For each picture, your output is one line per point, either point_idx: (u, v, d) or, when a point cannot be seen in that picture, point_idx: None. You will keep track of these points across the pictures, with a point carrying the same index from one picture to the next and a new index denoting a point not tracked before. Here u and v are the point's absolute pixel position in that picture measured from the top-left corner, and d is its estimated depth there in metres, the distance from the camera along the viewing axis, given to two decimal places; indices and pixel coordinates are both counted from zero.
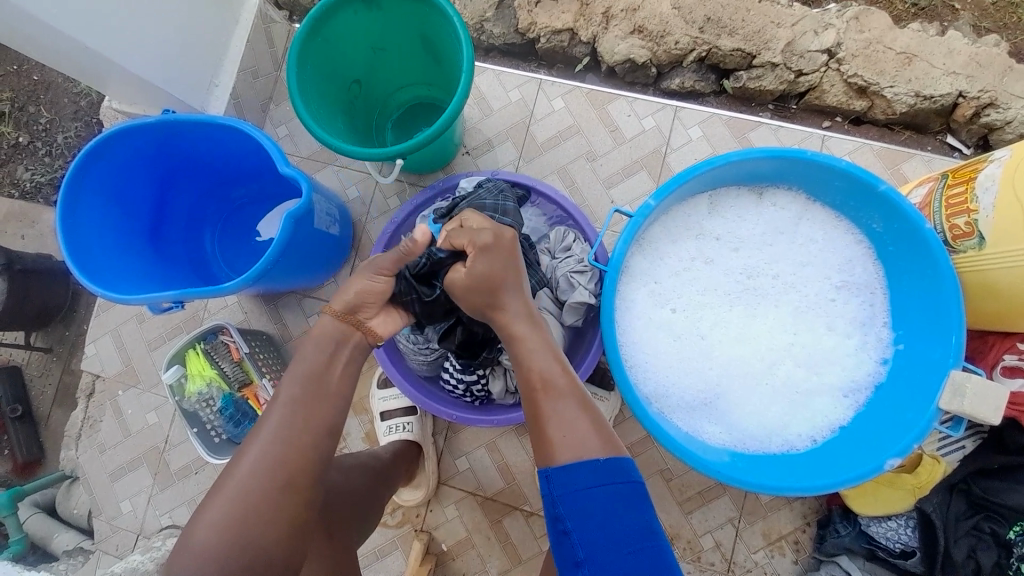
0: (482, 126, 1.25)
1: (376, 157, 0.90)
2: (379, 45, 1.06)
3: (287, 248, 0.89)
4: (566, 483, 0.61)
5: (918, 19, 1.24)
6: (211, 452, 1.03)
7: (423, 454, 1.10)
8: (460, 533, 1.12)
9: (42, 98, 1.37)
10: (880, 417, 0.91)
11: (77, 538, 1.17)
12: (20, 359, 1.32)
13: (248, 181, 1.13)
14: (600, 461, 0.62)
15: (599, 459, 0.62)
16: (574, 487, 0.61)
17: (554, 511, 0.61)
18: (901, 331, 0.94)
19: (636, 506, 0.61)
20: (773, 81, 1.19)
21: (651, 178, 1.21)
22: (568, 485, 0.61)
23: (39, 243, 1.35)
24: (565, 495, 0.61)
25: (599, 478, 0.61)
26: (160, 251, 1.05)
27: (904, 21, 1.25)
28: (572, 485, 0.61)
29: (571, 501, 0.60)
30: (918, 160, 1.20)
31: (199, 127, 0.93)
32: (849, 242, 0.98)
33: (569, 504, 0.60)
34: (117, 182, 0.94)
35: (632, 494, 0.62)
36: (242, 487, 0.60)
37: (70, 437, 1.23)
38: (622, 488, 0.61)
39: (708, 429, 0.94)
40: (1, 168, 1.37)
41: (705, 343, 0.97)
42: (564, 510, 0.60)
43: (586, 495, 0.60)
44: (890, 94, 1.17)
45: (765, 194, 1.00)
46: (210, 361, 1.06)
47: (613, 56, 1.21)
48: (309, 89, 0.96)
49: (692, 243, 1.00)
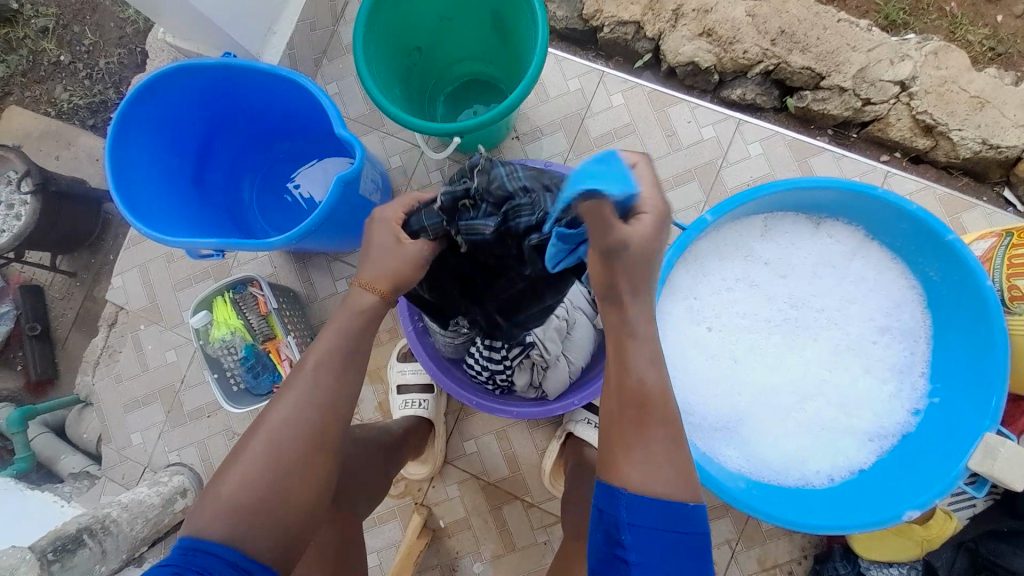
0: (535, 112, 1.21)
1: (436, 131, 0.88)
2: (449, 15, 1.03)
3: (334, 210, 0.88)
4: (639, 516, 0.56)
5: (994, 64, 1.19)
6: (229, 400, 1.03)
7: (434, 432, 1.10)
8: (459, 513, 1.13)
9: (88, 19, 1.35)
10: (901, 466, 0.90)
11: (84, 462, 1.21)
12: (43, 280, 1.32)
13: (296, 134, 1.10)
14: (665, 498, 0.57)
15: (681, 503, 0.57)
16: (645, 522, 0.56)
17: (616, 536, 0.57)
18: (938, 385, 0.91)
19: (698, 557, 0.57)
20: (838, 106, 1.15)
21: (701, 190, 1.16)
22: (640, 517, 0.56)
23: (72, 165, 1.33)
24: (633, 524, 0.56)
25: (674, 523, 0.56)
26: (201, 193, 1.03)
27: (980, 64, 1.19)
28: (644, 517, 0.56)
29: (640, 536, 0.56)
30: (978, 212, 1.15)
31: (258, 74, 0.90)
32: (899, 287, 0.95)
33: (637, 536, 0.56)
34: (169, 119, 0.92)
35: (696, 547, 0.57)
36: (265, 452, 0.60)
37: (87, 363, 1.24)
38: (691, 536, 0.57)
39: (726, 453, 0.93)
40: (41, 85, 1.36)
41: (737, 368, 0.95)
42: (628, 539, 0.56)
43: (657, 534, 0.56)
44: (957, 137, 1.12)
45: (822, 224, 0.97)
46: (236, 310, 1.06)
47: (676, 56, 1.16)
48: (374, 49, 0.93)
49: (740, 263, 0.96)
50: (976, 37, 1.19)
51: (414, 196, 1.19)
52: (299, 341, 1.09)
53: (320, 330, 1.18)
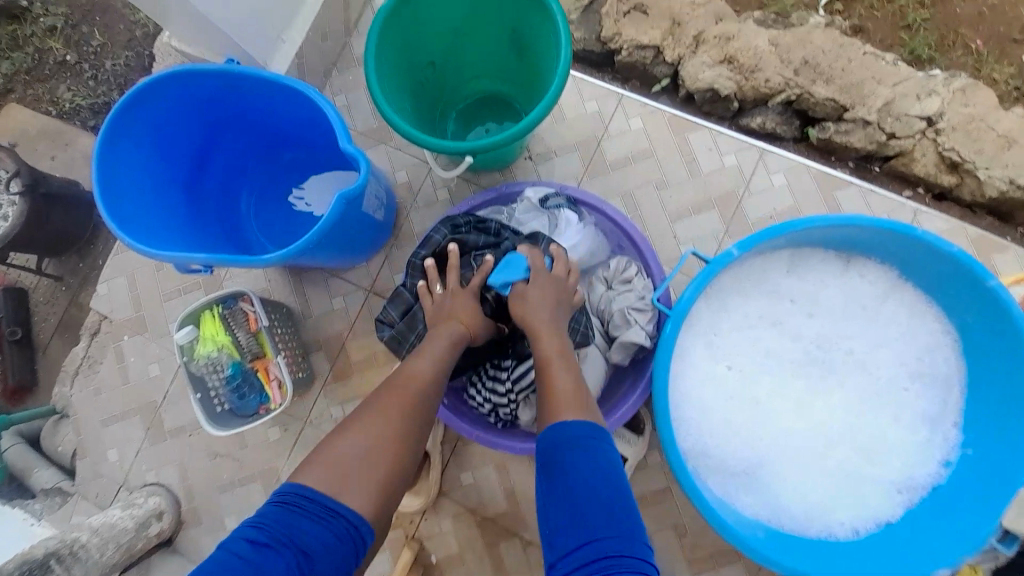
0: (550, 132, 1.17)
1: (446, 149, 0.83)
2: (466, 31, 0.99)
3: (332, 227, 0.82)
4: (556, 437, 0.63)
5: (1020, 103, 1.14)
6: (211, 422, 0.96)
7: (427, 467, 1.02)
8: (451, 550, 1.04)
9: (96, 20, 1.33)
10: (933, 521, 0.81)
11: (57, 477, 1.12)
12: (27, 283, 1.27)
13: (299, 145, 1.05)
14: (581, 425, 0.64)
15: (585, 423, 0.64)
16: (561, 442, 0.62)
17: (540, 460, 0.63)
18: (972, 434, 0.84)
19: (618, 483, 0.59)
20: (863, 139, 1.10)
21: (722, 220, 1.11)
22: (559, 441, 0.62)
23: (69, 167, 1.29)
24: (551, 445, 0.63)
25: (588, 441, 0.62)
26: (193, 202, 0.99)
27: (1004, 103, 1.14)
28: (558, 440, 0.63)
29: (558, 457, 0.61)
30: (1012, 255, 1.09)
31: (258, 82, 0.86)
32: (934, 331, 0.88)
33: (559, 461, 0.61)
34: (162, 124, 0.88)
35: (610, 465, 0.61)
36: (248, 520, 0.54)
37: (66, 373, 1.18)
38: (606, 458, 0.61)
39: (743, 499, 0.84)
40: (42, 84, 1.33)
41: (757, 409, 0.87)
42: (552, 464, 0.61)
43: (572, 452, 0.61)
44: (984, 175, 1.07)
45: (852, 262, 0.90)
46: (224, 326, 0.99)
47: (695, 82, 1.13)
48: (386, 61, 0.90)
49: (765, 299, 0.89)
50: (1002, 76, 1.14)
51: (420, 213, 1.14)
52: (289, 361, 1.02)
53: (313, 349, 1.11)
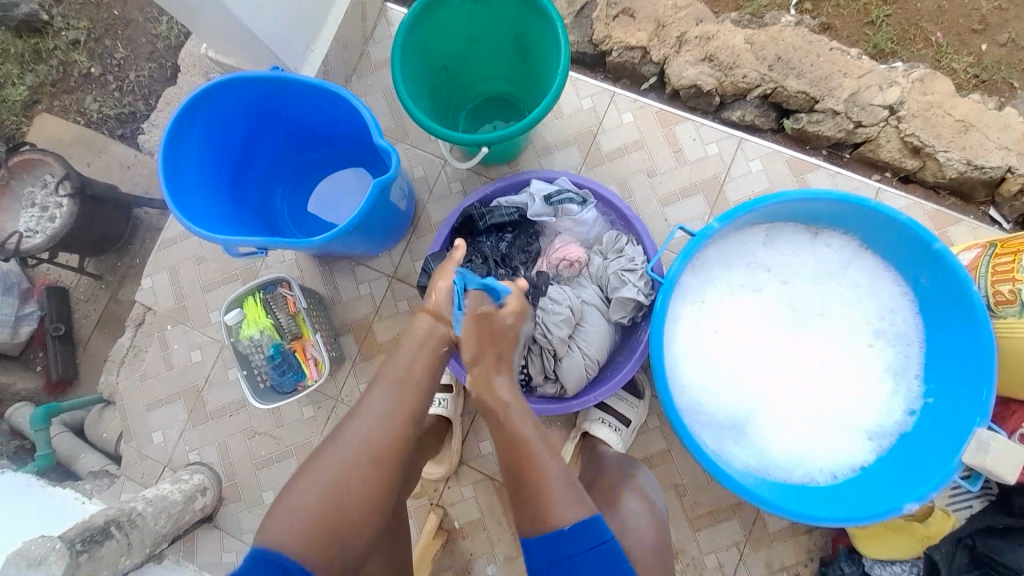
0: (551, 128, 1.29)
1: (465, 142, 0.95)
2: (475, 37, 1.11)
3: (368, 213, 0.94)
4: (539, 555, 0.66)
5: (978, 90, 1.28)
6: (256, 395, 1.07)
7: (451, 431, 1.13)
8: (473, 513, 1.16)
9: (119, 34, 1.43)
10: (901, 463, 0.94)
11: (102, 461, 1.24)
12: (70, 282, 1.37)
13: (329, 145, 1.17)
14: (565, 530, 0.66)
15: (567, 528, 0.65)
16: (552, 537, 0.65)
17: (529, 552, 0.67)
18: (932, 385, 0.96)
19: (601, 535, 0.66)
20: (832, 128, 1.23)
21: (707, 203, 1.24)
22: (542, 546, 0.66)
23: (106, 173, 1.40)
24: (541, 547, 0.66)
25: (570, 533, 0.65)
26: (237, 197, 1.09)
27: (965, 90, 1.29)
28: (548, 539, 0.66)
29: (544, 534, 0.66)
30: (964, 227, 1.23)
31: (303, 89, 0.97)
32: (893, 292, 1.01)
33: (547, 539, 0.66)
34: (216, 128, 0.99)
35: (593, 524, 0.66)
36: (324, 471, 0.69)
37: (113, 362, 1.28)
38: (589, 537, 0.65)
39: (734, 450, 0.97)
40: (70, 96, 1.43)
41: (743, 368, 1.01)
42: (545, 535, 0.66)
43: (557, 536, 0.65)
44: (943, 158, 1.21)
45: (820, 234, 1.03)
46: (267, 310, 1.10)
47: (680, 79, 1.25)
48: (408, 67, 1.01)
49: (745, 270, 1.03)
50: (960, 66, 1.28)
51: (436, 205, 1.26)
52: (325, 342, 1.14)
53: (343, 331, 1.22)
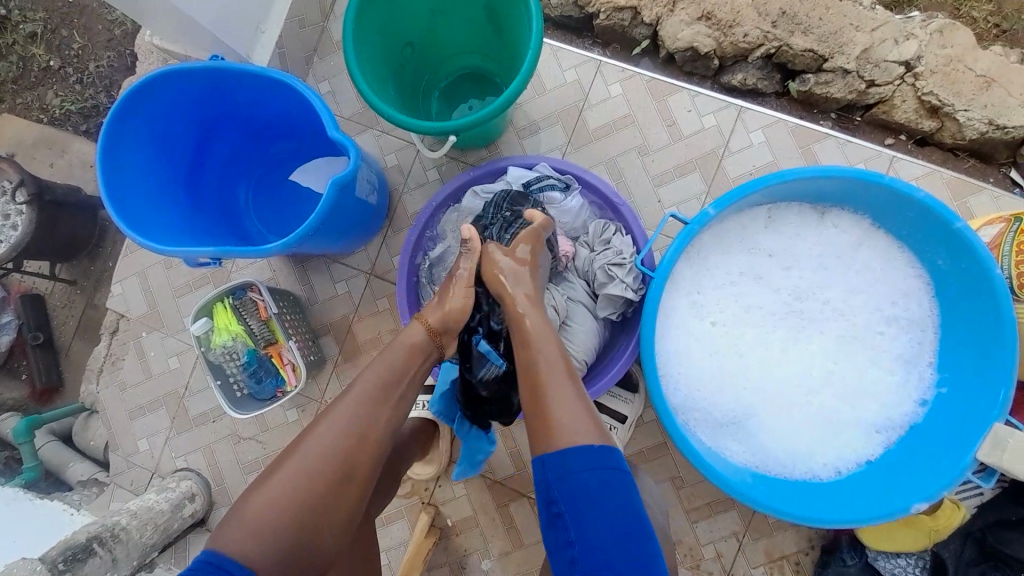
0: (533, 105, 1.18)
1: (430, 132, 0.86)
2: (440, 8, 1.00)
3: (330, 213, 0.86)
4: (562, 470, 0.61)
5: (1000, 41, 1.15)
6: (234, 405, 1.05)
7: (438, 432, 1.09)
8: (466, 511, 1.14)
9: (75, 22, 1.32)
10: (910, 457, 0.89)
11: (91, 469, 1.22)
12: (42, 289, 1.31)
13: (291, 137, 1.08)
14: (594, 446, 0.62)
15: (593, 445, 0.62)
16: (572, 474, 0.60)
17: (548, 495, 0.61)
18: (945, 374, 0.90)
19: (629, 492, 0.62)
20: (842, 89, 1.12)
21: (704, 181, 1.14)
22: (565, 470, 0.61)
23: (67, 173, 1.31)
24: (562, 477, 0.61)
25: (589, 462, 0.61)
26: (195, 200, 1.02)
27: (985, 41, 1.15)
28: (567, 469, 0.61)
29: (565, 484, 0.60)
30: (986, 196, 1.12)
31: (250, 79, 0.88)
32: (905, 276, 0.93)
33: (567, 488, 0.60)
34: (161, 126, 0.91)
35: (619, 483, 0.62)
36: (296, 471, 0.64)
37: (92, 371, 1.25)
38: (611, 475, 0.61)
39: (732, 448, 0.92)
40: (30, 92, 1.34)
41: (743, 362, 0.95)
42: (560, 495, 0.60)
43: (580, 480, 0.60)
44: (963, 118, 1.09)
45: (827, 214, 0.95)
46: (237, 317, 1.05)
47: (675, 42, 1.13)
48: (365, 47, 0.91)
49: (744, 257, 0.96)
50: (980, 15, 1.15)
51: (412, 195, 1.18)
52: (301, 346, 1.08)
53: (322, 332, 1.17)
